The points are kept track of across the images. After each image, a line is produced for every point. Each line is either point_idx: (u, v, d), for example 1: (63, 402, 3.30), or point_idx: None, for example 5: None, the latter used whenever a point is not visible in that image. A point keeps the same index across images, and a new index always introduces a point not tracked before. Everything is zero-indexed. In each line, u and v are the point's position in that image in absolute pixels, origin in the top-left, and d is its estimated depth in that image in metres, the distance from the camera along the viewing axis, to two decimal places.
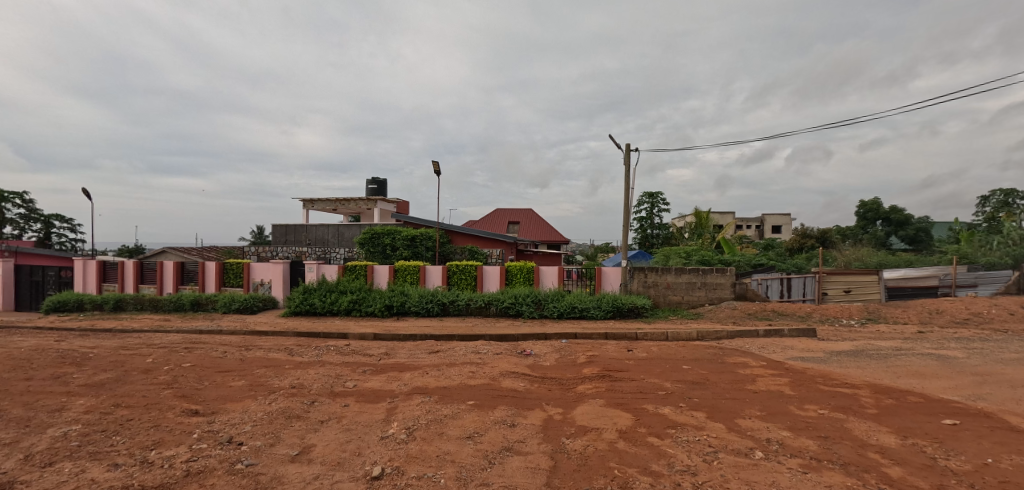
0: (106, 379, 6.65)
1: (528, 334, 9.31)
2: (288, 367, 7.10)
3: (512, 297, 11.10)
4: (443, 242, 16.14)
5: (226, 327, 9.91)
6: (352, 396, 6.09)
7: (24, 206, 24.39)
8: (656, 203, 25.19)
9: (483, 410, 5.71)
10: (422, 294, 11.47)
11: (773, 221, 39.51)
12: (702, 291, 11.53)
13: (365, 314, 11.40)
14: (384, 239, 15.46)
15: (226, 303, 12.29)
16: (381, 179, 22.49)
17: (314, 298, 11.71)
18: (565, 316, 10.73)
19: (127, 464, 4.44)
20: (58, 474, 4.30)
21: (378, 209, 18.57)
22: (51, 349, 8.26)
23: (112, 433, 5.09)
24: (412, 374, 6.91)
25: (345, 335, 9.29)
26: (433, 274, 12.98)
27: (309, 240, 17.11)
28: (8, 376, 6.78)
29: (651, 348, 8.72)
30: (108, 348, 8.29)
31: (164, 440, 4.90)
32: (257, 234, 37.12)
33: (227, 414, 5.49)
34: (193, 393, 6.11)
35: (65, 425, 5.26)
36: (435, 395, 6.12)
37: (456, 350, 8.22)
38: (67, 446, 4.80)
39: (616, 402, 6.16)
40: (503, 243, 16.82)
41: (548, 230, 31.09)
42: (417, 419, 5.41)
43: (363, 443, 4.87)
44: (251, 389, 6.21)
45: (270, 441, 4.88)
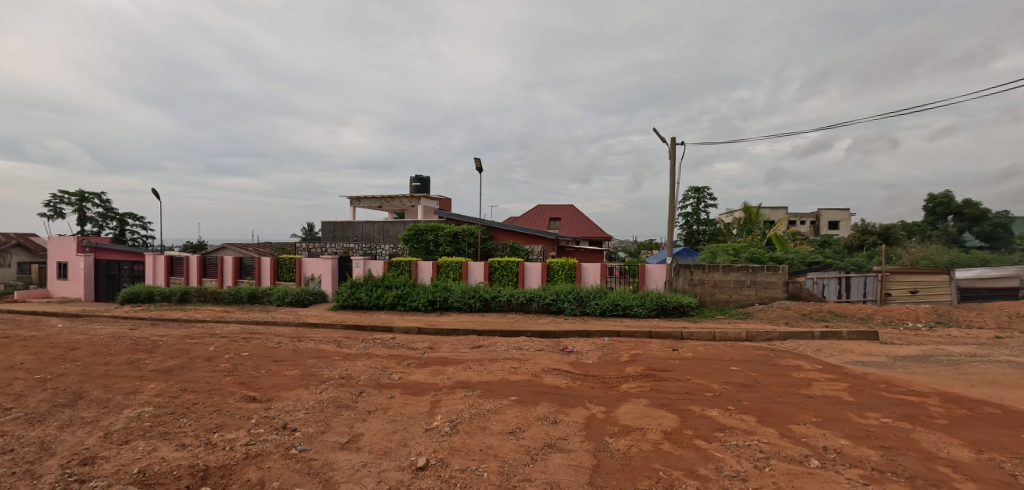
0: (173, 365, 7.15)
1: (570, 331, 9.22)
2: (337, 359, 7.37)
3: (553, 294, 11.05)
4: (485, 238, 16.27)
5: (280, 319, 10.42)
6: (398, 388, 6.24)
7: (103, 206, 26.66)
8: (702, 198, 24.33)
9: (525, 406, 5.70)
10: (464, 289, 11.63)
11: (830, 217, 37.25)
12: (752, 289, 11.01)
13: (409, 309, 11.70)
14: (427, 235, 15.76)
15: (280, 296, 12.94)
16: (424, 176, 22.90)
17: (361, 293, 12.14)
18: (608, 313, 10.56)
19: (193, 445, 4.75)
20: (134, 451, 4.66)
21: (422, 206, 19.00)
22: (126, 336, 8.97)
23: (179, 415, 5.46)
24: (455, 368, 7.01)
25: (390, 329, 9.55)
26: (475, 270, 13.10)
27: (356, 236, 17.72)
28: (91, 360, 7.43)
29: (697, 348, 8.43)
30: (175, 336, 8.92)
31: (226, 423, 5.21)
32: (308, 231, 38.87)
33: (282, 402, 5.77)
34: (251, 380, 6.46)
35: (139, 407, 5.70)
36: (477, 390, 6.18)
37: (498, 345, 8.27)
38: (141, 426, 5.20)
39: (660, 402, 5.98)
40: (544, 239, 16.74)
41: (589, 227, 30.71)
42: (460, 412, 5.47)
43: (408, 434, 4.97)
44: (303, 379, 6.49)
45: (322, 428, 5.08)
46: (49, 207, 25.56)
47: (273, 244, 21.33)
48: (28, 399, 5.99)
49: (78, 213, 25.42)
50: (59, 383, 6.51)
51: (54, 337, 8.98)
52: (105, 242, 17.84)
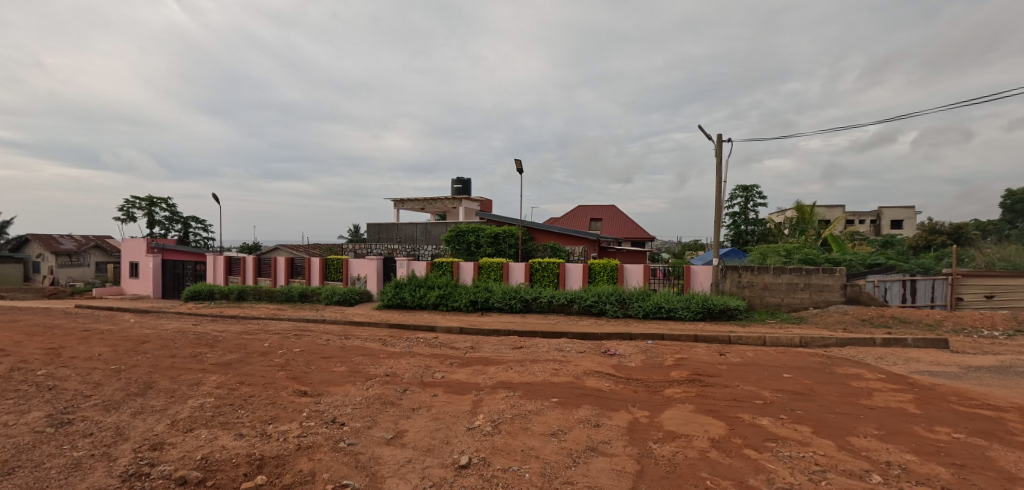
0: (232, 359, 7.59)
1: (612, 333, 9.07)
2: (382, 356, 7.59)
3: (595, 296, 10.91)
4: (525, 239, 16.28)
5: (329, 317, 10.85)
6: (441, 386, 6.35)
7: (170, 210, 28.74)
8: (750, 197, 23.33)
9: (566, 408, 5.66)
10: (505, 290, 11.68)
11: (893, 215, 34.82)
12: (806, 293, 10.44)
13: (451, 309, 11.88)
14: (468, 236, 15.95)
15: (328, 295, 13.47)
16: (465, 178, 23.22)
17: (405, 293, 12.44)
18: (651, 316, 10.31)
19: (250, 435, 5.01)
20: (197, 439, 4.97)
21: (463, 208, 19.27)
22: (190, 331, 9.60)
23: (237, 406, 5.78)
24: (497, 368, 7.05)
25: (432, 328, 9.74)
26: (515, 271, 13.14)
27: (400, 237, 18.18)
28: (159, 353, 8.00)
29: (746, 353, 8.09)
30: (233, 332, 9.46)
31: (279, 416, 5.47)
32: (353, 231, 40.29)
33: (331, 397, 5.99)
34: (302, 375, 6.75)
35: (202, 397, 6.08)
36: (519, 390, 6.19)
37: (540, 347, 8.25)
38: (203, 415, 5.54)
39: (707, 408, 5.77)
40: (586, 240, 16.55)
41: (631, 227, 30.14)
42: (502, 412, 5.50)
43: (451, 432, 5.04)
44: (350, 375, 6.72)
45: (368, 424, 5.23)
46: (123, 211, 27.78)
47: (322, 245, 22.25)
48: (105, 387, 6.53)
49: (149, 216, 27.51)
50: (132, 373, 7.06)
51: (128, 331, 9.74)
52: (171, 243, 19.18)
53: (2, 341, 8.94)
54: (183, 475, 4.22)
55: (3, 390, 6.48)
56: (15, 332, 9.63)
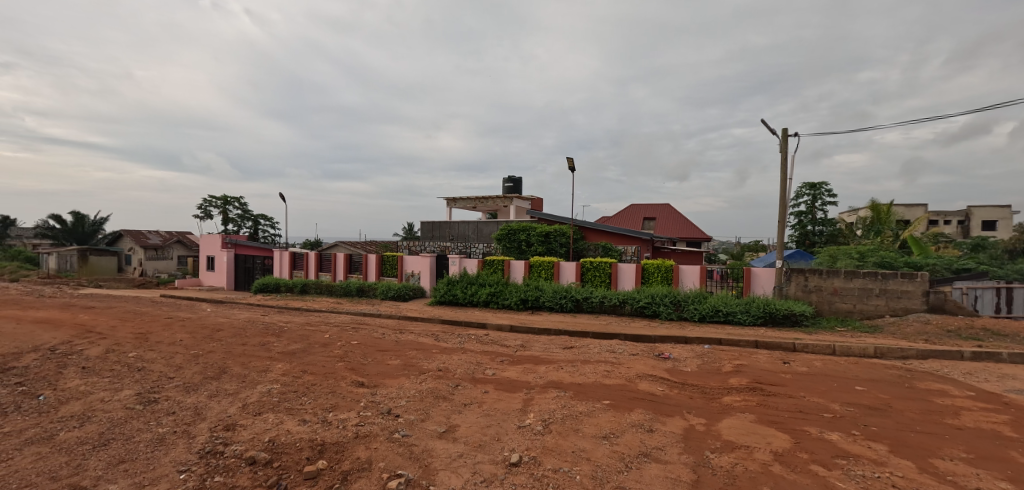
0: (296, 349, 8.04)
1: (666, 336, 8.78)
2: (435, 352, 7.77)
3: (648, 297, 10.61)
4: (576, 238, 16.12)
5: (384, 312, 11.25)
6: (491, 383, 6.40)
7: (241, 208, 30.94)
8: (818, 195, 21.85)
9: (618, 411, 5.52)
10: (556, 289, 11.61)
11: (985, 216, 31.43)
12: (881, 299, 9.62)
13: (502, 307, 11.97)
14: (519, 234, 16.02)
15: (384, 290, 14.00)
16: (516, 177, 23.33)
17: (457, 290, 12.68)
18: (707, 319, 9.89)
19: (312, 421, 5.28)
20: (265, 422, 5.30)
21: (514, 207, 19.38)
22: (258, 322, 10.28)
23: (300, 394, 6.11)
24: (547, 368, 7.02)
25: (483, 325, 9.85)
26: (566, 270, 13.05)
27: (451, 235, 18.55)
28: (232, 341, 8.62)
29: (813, 362, 7.57)
30: (297, 323, 10.02)
31: (339, 404, 5.72)
32: (407, 230, 41.67)
33: (387, 389, 6.20)
34: (359, 367, 7.03)
35: (269, 383, 6.48)
36: (569, 391, 6.12)
37: (591, 347, 8.13)
38: (270, 400, 5.90)
39: (769, 419, 5.44)
40: (639, 240, 16.12)
41: (686, 227, 29.09)
42: (552, 412, 5.46)
43: (501, 429, 5.07)
44: (405, 369, 6.92)
45: (422, 417, 5.36)
46: (202, 209, 30.21)
47: (378, 242, 23.13)
48: (185, 370, 7.11)
49: (223, 214, 29.71)
50: (209, 358, 7.64)
51: (205, 319, 10.58)
52: (243, 239, 20.63)
53: (101, 325, 9.99)
54: (253, 455, 4.50)
55: (101, 369, 7.23)
56: (111, 317, 10.71)
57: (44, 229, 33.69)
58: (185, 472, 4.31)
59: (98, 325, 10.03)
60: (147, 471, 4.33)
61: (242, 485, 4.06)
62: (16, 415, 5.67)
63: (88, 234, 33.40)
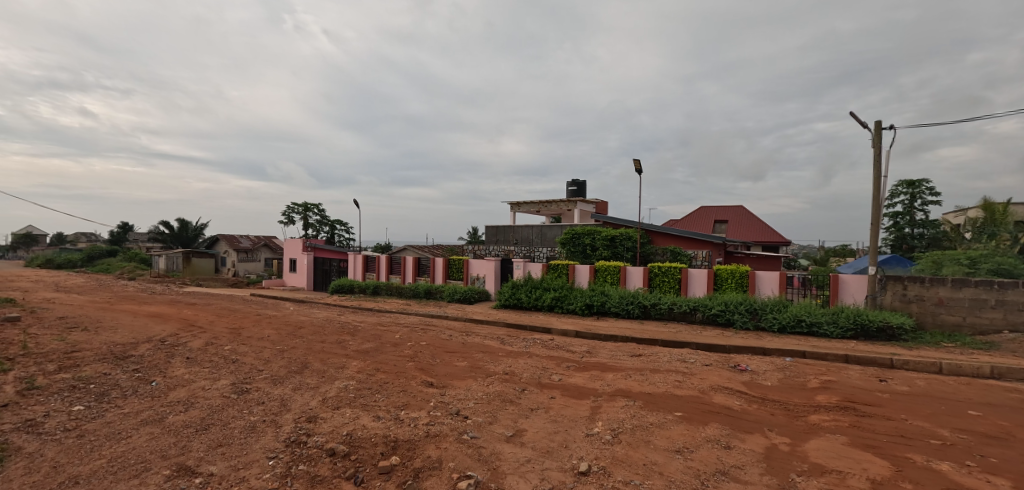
0: (370, 348, 8.45)
1: (742, 347, 8.29)
2: (501, 355, 7.85)
3: (721, 304, 10.08)
4: (643, 242, 15.67)
5: (451, 314, 11.55)
6: (558, 389, 6.35)
7: (320, 214, 33.22)
8: (917, 194, 19.70)
9: (692, 425, 5.26)
10: (622, 295, 11.35)
11: None
12: (998, 311, 8.44)
13: (566, 312, 11.89)
14: (584, 238, 15.86)
15: (450, 292, 14.40)
16: (580, 180, 23.12)
17: (521, 294, 12.80)
18: (788, 330, 9.21)
19: (385, 418, 5.52)
20: (343, 416, 5.61)
21: (578, 210, 19.20)
22: (335, 321, 10.94)
23: (374, 391, 6.41)
24: (615, 375, 6.86)
25: (549, 330, 9.83)
26: (633, 275, 12.73)
27: (515, 239, 18.69)
28: (312, 338, 9.23)
29: (914, 381, 6.82)
30: (370, 323, 10.55)
31: (410, 403, 5.94)
32: (471, 234, 42.61)
33: (455, 390, 6.34)
34: (428, 367, 7.25)
35: (346, 380, 6.86)
36: (639, 400, 5.93)
37: (660, 356, 7.84)
38: (347, 396, 6.25)
39: (864, 443, 4.94)
40: (711, 244, 15.36)
41: (762, 230, 27.38)
42: (621, 422, 5.31)
43: (569, 436, 5.01)
44: (472, 371, 7.05)
45: (490, 419, 5.43)
46: (286, 215, 32.78)
47: (444, 246, 23.81)
48: (272, 364, 7.72)
49: (304, 220, 32.00)
50: (292, 353, 8.23)
51: (288, 317, 11.43)
52: (321, 243, 22.12)
53: (201, 320, 11.09)
54: (333, 447, 4.78)
55: (202, 360, 8.02)
56: (209, 313, 11.88)
57: (155, 234, 38.01)
58: (273, 459, 4.65)
59: (199, 320, 11.15)
60: (242, 456, 4.72)
61: (324, 474, 4.32)
62: (135, 398, 6.43)
63: (190, 237, 37.16)
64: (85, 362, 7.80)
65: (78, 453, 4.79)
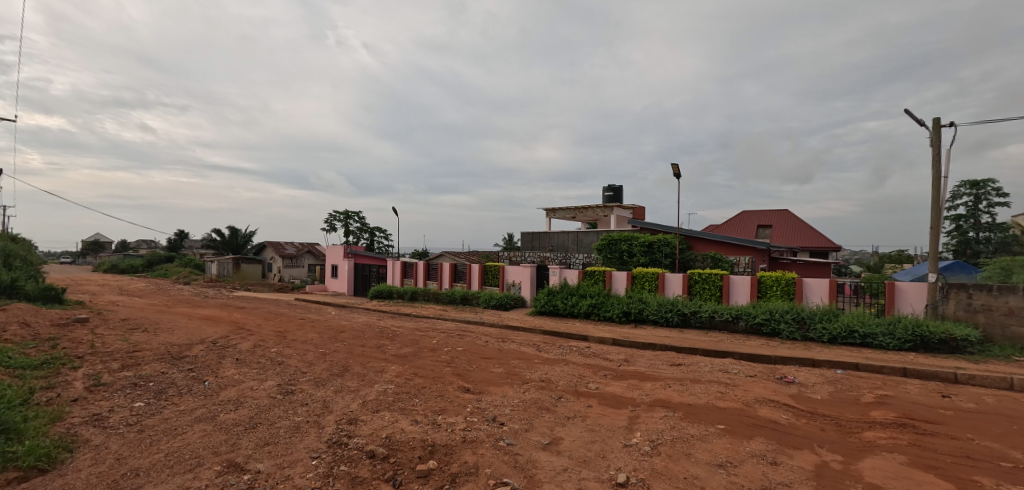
0: (408, 352, 8.62)
1: (789, 358, 7.93)
2: (538, 362, 7.83)
3: (766, 313, 9.71)
4: (682, 248, 15.30)
5: (487, 320, 11.64)
6: (595, 398, 6.27)
7: (360, 222, 34.27)
8: (982, 195, 18.35)
9: (735, 438, 5.07)
10: (661, 302, 11.12)
11: None
12: None
13: (603, 319, 11.75)
14: (621, 245, 15.67)
15: (486, 298, 14.51)
16: (616, 185, 22.87)
17: (557, 300, 12.77)
18: (839, 340, 8.75)
19: (423, 422, 5.62)
20: (382, 420, 5.74)
21: (614, 216, 18.96)
22: (375, 325, 11.22)
23: (412, 395, 6.54)
24: (654, 385, 6.71)
25: (585, 337, 9.74)
26: (672, 282, 12.45)
27: (551, 246, 18.65)
28: (352, 342, 9.51)
29: (982, 398, 6.32)
30: (408, 328, 10.76)
31: (447, 408, 6.02)
32: (507, 241, 42.87)
33: (491, 396, 6.38)
34: (465, 373, 7.33)
35: (385, 383, 7.03)
36: (679, 411, 5.78)
37: (701, 366, 7.62)
38: (386, 399, 6.40)
39: (925, 463, 4.62)
40: (754, 250, 14.83)
41: (809, 235, 26.18)
42: (660, 433, 5.18)
43: (607, 446, 4.93)
44: (508, 377, 7.07)
45: (526, 426, 5.42)
46: (328, 223, 34.03)
47: (480, 252, 24.03)
48: (316, 366, 8.00)
49: (345, 228, 33.10)
50: (334, 357, 8.50)
51: (330, 322, 11.82)
52: (361, 250, 22.81)
53: (250, 323, 11.64)
54: (372, 449, 4.90)
55: (250, 362, 8.41)
56: (257, 317, 12.46)
57: (208, 241, 40.15)
58: (316, 458, 4.81)
59: (247, 323, 11.71)
60: (287, 454, 4.92)
61: (364, 476, 4.42)
62: (190, 396, 6.81)
63: (240, 244, 39.08)
64: (145, 361, 8.34)
65: (139, 447, 5.12)
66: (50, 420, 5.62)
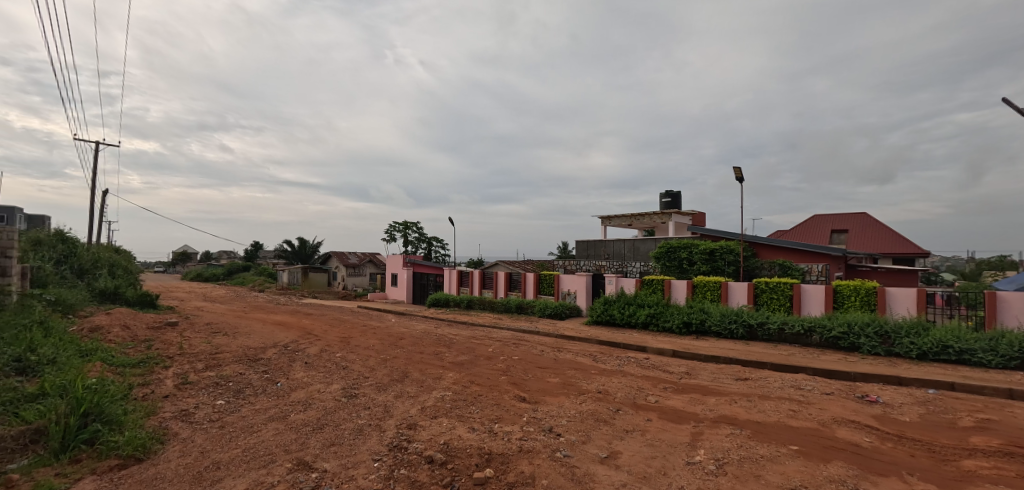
0: (464, 360, 8.78)
1: (870, 374, 7.30)
2: (594, 373, 7.71)
3: (843, 326, 9.00)
4: (746, 255, 14.56)
5: (542, 329, 11.62)
6: (655, 412, 6.07)
7: (418, 232, 35.47)
8: None
9: (811, 461, 4.71)
10: (724, 313, 10.63)
11: None
12: None
13: (662, 330, 11.38)
14: (680, 252, 15.18)
15: (542, 308, 14.51)
16: (674, 191, 22.18)
17: (614, 310, 12.55)
18: (930, 357, 7.91)
19: (480, 430, 5.69)
20: (441, 426, 5.88)
21: (673, 222, 18.38)
22: (433, 333, 11.54)
23: (469, 403, 6.64)
24: (718, 400, 6.40)
25: (644, 348, 9.47)
26: (735, 292, 11.85)
27: (607, 254, 18.36)
28: (411, 349, 9.83)
29: None
30: (465, 336, 10.98)
31: (504, 417, 6.06)
32: (561, 249, 42.70)
33: (547, 406, 6.35)
34: (521, 382, 7.35)
35: (442, 390, 7.19)
36: (746, 429, 5.47)
37: (771, 381, 7.18)
38: (443, 406, 6.55)
39: None
40: (828, 257, 13.80)
41: (892, 241, 24.01)
42: (726, 452, 4.93)
43: (668, 463, 4.75)
44: (564, 388, 7.01)
45: (583, 438, 5.34)
46: (388, 233, 35.53)
47: (535, 261, 24.10)
48: (377, 372, 8.34)
49: (405, 238, 34.40)
50: (394, 363, 8.83)
51: (391, 329, 12.29)
52: (420, 259, 23.60)
53: (318, 329, 12.36)
54: (431, 455, 5.02)
55: (317, 365, 8.92)
56: (324, 323, 13.21)
57: (280, 251, 43.20)
58: (378, 461, 5.00)
59: (315, 328, 12.42)
60: (351, 456, 5.15)
61: (423, 480, 4.54)
62: (264, 396, 7.33)
63: (309, 255, 41.75)
64: (226, 362, 9.08)
65: (221, 442, 5.55)
66: (147, 414, 6.24)
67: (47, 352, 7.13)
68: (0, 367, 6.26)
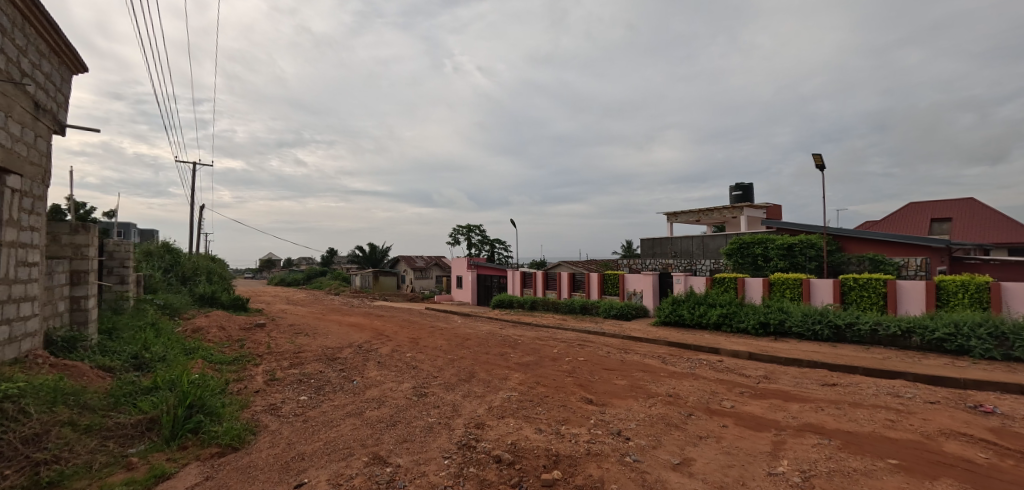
0: (530, 361, 8.85)
1: (986, 381, 6.47)
2: (664, 375, 7.47)
3: (949, 326, 8.07)
4: (830, 250, 13.46)
5: (607, 330, 11.44)
6: (731, 417, 5.77)
7: (480, 235, 36.26)
8: None
9: (914, 477, 4.26)
10: (806, 313, 9.91)
11: None
12: None
13: (735, 331, 10.81)
14: (754, 248, 14.33)
15: (606, 308, 14.29)
16: (745, 183, 20.95)
17: (683, 310, 12.09)
18: None
19: (547, 431, 5.71)
20: (507, 426, 5.98)
21: (745, 216, 17.37)
22: (498, 334, 11.74)
23: (536, 403, 6.69)
24: (802, 407, 5.97)
25: (716, 350, 9.04)
26: (818, 289, 10.98)
27: (673, 252, 17.72)
28: (477, 349, 10.08)
29: None
30: (529, 337, 11.08)
31: (570, 418, 6.04)
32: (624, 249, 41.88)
33: (615, 409, 6.25)
34: (587, 384, 7.28)
35: (508, 391, 7.30)
36: (836, 439, 5.04)
37: (863, 388, 6.57)
38: (510, 406, 6.65)
39: None
40: (928, 249, 12.43)
41: (1007, 230, 21.17)
42: (813, 463, 4.58)
43: (747, 473, 4.50)
44: (632, 390, 6.86)
45: (653, 443, 5.20)
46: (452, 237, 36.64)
47: (598, 261, 23.75)
48: (446, 371, 8.63)
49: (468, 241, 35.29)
50: (462, 363, 9.08)
51: (457, 330, 12.67)
52: (482, 262, 24.11)
53: (389, 329, 13.01)
54: (499, 454, 5.12)
55: (390, 365, 9.39)
56: (394, 324, 13.86)
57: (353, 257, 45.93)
58: (448, 458, 5.19)
59: (386, 329, 13.10)
60: (422, 452, 5.38)
61: (491, 479, 4.64)
62: (342, 393, 7.84)
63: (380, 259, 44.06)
64: (308, 361, 9.81)
65: (305, 435, 6.02)
66: (241, 407, 6.89)
67: (158, 350, 8.09)
68: (123, 363, 7.19)
